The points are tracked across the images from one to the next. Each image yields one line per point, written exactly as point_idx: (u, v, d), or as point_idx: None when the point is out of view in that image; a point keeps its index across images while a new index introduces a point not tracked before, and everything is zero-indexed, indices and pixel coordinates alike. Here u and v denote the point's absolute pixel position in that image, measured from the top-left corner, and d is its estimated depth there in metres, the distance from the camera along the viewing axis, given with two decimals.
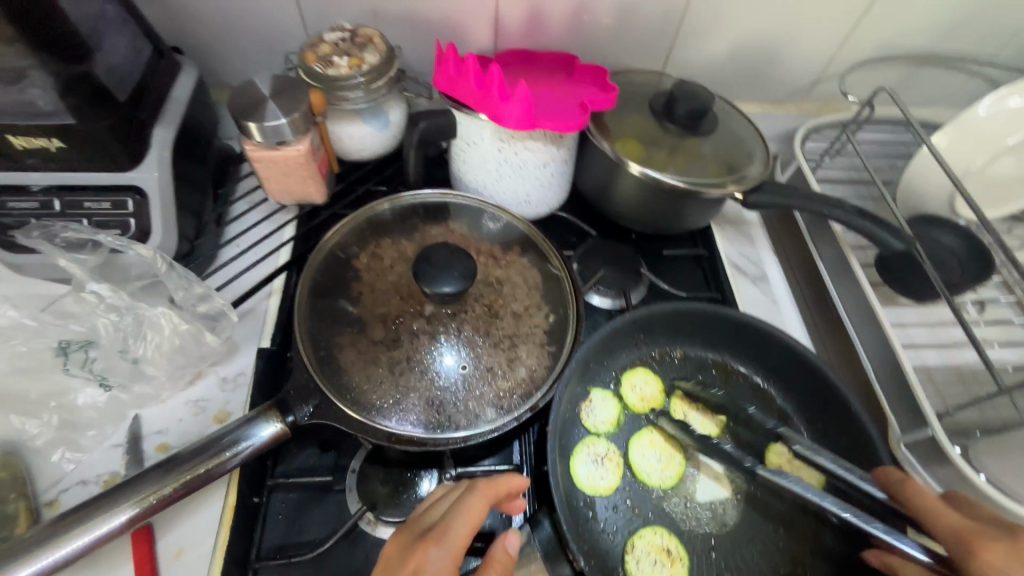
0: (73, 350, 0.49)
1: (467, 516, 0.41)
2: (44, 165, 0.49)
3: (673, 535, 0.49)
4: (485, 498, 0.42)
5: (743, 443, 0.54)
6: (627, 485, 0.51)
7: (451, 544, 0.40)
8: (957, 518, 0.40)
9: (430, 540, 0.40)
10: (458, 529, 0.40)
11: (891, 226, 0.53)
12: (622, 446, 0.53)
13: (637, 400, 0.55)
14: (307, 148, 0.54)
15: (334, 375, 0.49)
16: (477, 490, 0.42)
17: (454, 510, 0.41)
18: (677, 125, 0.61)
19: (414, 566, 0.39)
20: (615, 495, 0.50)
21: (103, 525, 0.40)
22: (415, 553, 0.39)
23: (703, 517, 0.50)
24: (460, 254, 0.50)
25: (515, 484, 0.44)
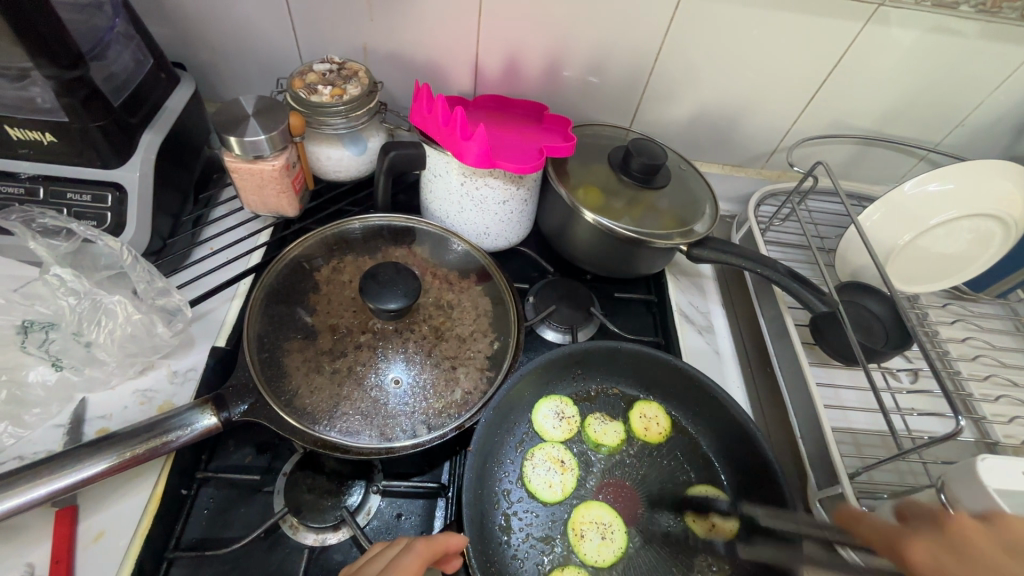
0: (34, 329, 0.52)
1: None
2: (36, 157, 0.53)
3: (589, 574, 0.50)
4: (421, 559, 0.42)
5: (667, 477, 0.57)
6: (540, 511, 0.53)
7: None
8: (885, 522, 0.42)
9: None
10: None
11: (815, 288, 0.57)
12: (542, 474, 0.55)
13: (602, 433, 0.59)
14: (282, 164, 0.58)
15: (274, 377, 0.52)
16: (413, 551, 0.42)
17: (386, 572, 0.40)
18: (632, 178, 0.65)
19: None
20: (529, 523, 0.52)
21: (27, 496, 0.42)
22: None
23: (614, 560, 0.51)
24: (406, 274, 0.54)
25: (451, 546, 0.43)
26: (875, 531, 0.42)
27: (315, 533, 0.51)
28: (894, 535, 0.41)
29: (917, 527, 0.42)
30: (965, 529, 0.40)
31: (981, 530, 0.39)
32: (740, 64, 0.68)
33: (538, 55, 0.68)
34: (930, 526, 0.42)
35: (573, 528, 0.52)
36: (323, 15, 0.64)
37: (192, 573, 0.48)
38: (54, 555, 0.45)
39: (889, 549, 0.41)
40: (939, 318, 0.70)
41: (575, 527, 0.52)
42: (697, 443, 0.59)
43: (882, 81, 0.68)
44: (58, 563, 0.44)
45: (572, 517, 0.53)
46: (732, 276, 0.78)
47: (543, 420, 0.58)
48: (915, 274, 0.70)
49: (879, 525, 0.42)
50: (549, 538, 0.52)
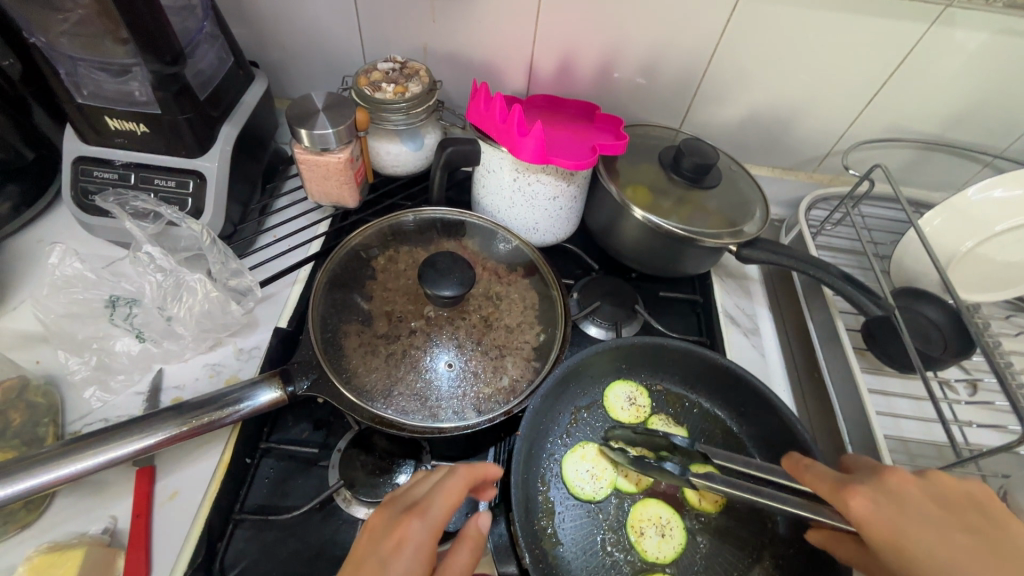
0: (120, 304, 0.57)
1: (446, 497, 0.41)
2: (129, 145, 0.58)
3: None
4: (465, 481, 0.42)
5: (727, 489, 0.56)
6: (586, 509, 0.53)
7: (434, 520, 0.40)
8: (833, 474, 0.43)
9: (414, 514, 0.40)
10: (439, 506, 0.40)
11: (870, 292, 0.56)
12: (592, 477, 0.55)
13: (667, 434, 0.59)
14: (346, 157, 0.61)
15: (335, 356, 0.55)
16: (456, 474, 0.43)
17: (434, 492, 0.41)
18: (683, 177, 0.66)
19: (397, 535, 0.39)
20: (576, 518, 0.52)
21: (115, 451, 0.46)
22: (398, 527, 0.39)
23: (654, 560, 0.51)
24: (462, 264, 0.55)
25: (491, 471, 0.44)
26: (823, 481, 0.43)
27: (367, 507, 0.54)
28: (840, 484, 0.42)
29: (858, 477, 0.42)
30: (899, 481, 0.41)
31: (914, 482, 0.41)
32: (795, 65, 0.67)
33: (591, 56, 0.69)
34: (870, 476, 0.42)
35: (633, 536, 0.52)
36: (387, 17, 0.67)
37: (255, 536, 0.51)
38: (135, 510, 0.49)
39: (833, 497, 0.42)
40: (1001, 330, 0.67)
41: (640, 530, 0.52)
42: (741, 444, 0.59)
43: (946, 83, 0.67)
44: (139, 517, 0.48)
45: (632, 516, 0.53)
46: (779, 280, 0.77)
47: (589, 414, 0.59)
48: (974, 281, 0.67)
49: (825, 477, 0.43)
50: (596, 529, 0.52)
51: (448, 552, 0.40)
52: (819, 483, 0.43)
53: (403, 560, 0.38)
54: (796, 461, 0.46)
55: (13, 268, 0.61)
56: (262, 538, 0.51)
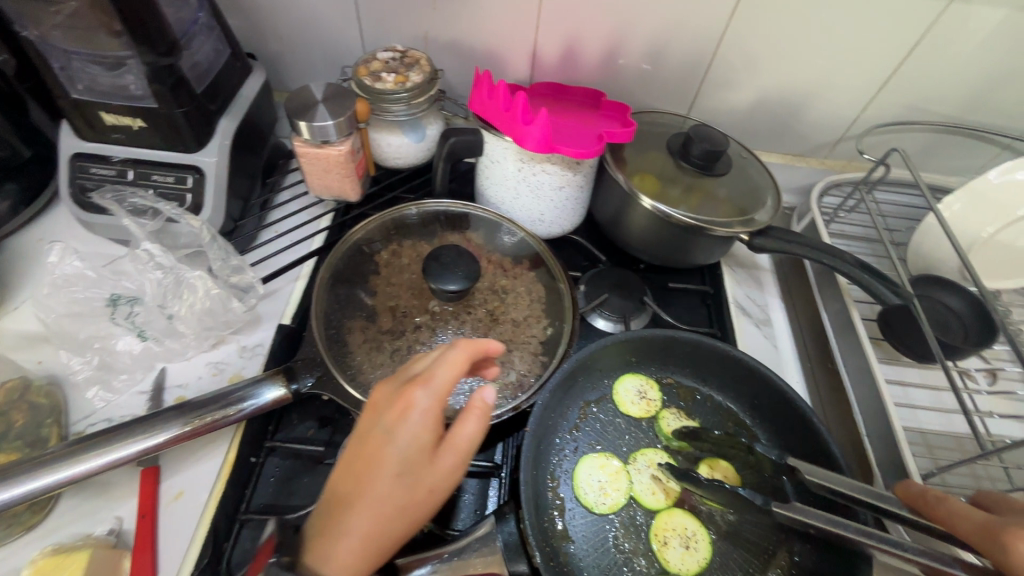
0: (121, 302, 0.57)
1: (450, 368, 0.41)
2: (126, 141, 0.57)
3: None
4: (465, 355, 0.42)
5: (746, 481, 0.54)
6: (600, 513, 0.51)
7: (438, 389, 0.40)
8: (981, 515, 0.38)
9: (416, 385, 0.40)
10: (443, 376, 0.40)
11: (888, 280, 0.54)
12: (605, 480, 0.52)
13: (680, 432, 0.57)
14: (347, 149, 0.60)
15: (339, 353, 0.54)
16: (457, 347, 0.42)
17: (436, 365, 0.41)
18: (692, 165, 0.64)
19: (403, 403, 0.40)
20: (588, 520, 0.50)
21: (118, 452, 0.45)
22: (403, 396, 0.40)
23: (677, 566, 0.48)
24: (467, 257, 0.54)
25: (492, 346, 0.44)
26: (969, 520, 0.38)
27: None
28: (993, 524, 0.37)
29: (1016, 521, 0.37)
30: None
31: None
32: (808, 47, 0.65)
33: (596, 41, 0.67)
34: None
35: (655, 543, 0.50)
36: (386, 5, 0.66)
37: (261, 536, 0.51)
38: (140, 511, 0.48)
39: (986, 538, 0.37)
40: None
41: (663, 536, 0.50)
42: (755, 436, 0.57)
43: (966, 63, 0.64)
44: (144, 518, 0.48)
45: (655, 524, 0.51)
46: (791, 270, 0.76)
47: (598, 408, 0.58)
48: (998, 268, 0.65)
49: (973, 516, 0.38)
50: (609, 528, 0.50)
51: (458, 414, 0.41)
52: (965, 523, 0.38)
53: (409, 422, 0.39)
54: (920, 492, 0.43)
55: (12, 268, 0.60)
56: (269, 538, 0.51)
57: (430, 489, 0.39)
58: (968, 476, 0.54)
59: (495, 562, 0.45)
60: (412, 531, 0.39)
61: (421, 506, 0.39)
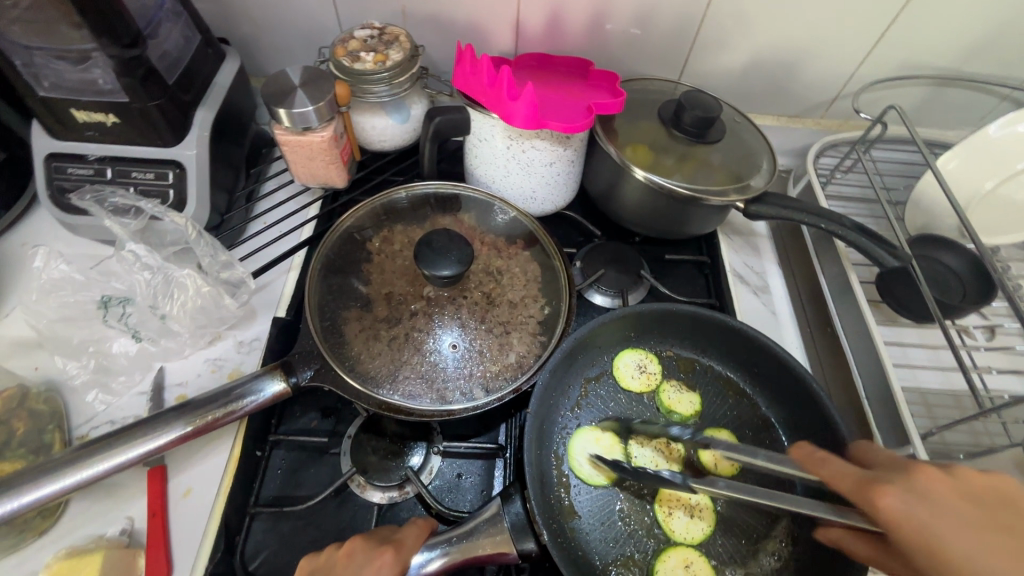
0: (112, 304, 0.56)
1: (416, 538, 0.45)
2: (102, 138, 0.56)
3: (660, 552, 0.48)
4: (424, 524, 0.46)
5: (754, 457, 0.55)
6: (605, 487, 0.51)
7: (408, 556, 0.43)
8: (857, 470, 0.38)
9: (391, 549, 0.43)
10: (414, 542, 0.44)
11: (885, 242, 0.54)
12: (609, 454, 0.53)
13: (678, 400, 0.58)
14: (330, 135, 0.58)
15: (337, 344, 0.54)
16: (416, 522, 0.47)
17: (403, 536, 0.45)
18: (685, 133, 0.63)
19: (379, 561, 0.42)
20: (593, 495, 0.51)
21: (121, 457, 0.45)
22: (377, 557, 0.42)
23: (682, 537, 0.49)
24: (459, 241, 0.53)
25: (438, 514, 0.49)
26: (845, 475, 0.37)
27: (382, 491, 0.54)
28: (868, 480, 0.36)
29: (886, 474, 0.37)
30: (930, 479, 0.35)
31: (947, 479, 0.35)
32: (800, 3, 0.63)
33: (581, 7, 0.65)
34: (900, 474, 0.36)
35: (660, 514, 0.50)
36: None
37: (272, 527, 0.51)
38: (150, 510, 0.48)
39: (857, 495, 0.36)
40: None
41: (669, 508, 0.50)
42: (756, 405, 0.58)
43: (964, 12, 0.62)
44: (155, 516, 0.48)
45: (660, 495, 0.51)
46: (788, 234, 0.75)
47: (600, 385, 0.58)
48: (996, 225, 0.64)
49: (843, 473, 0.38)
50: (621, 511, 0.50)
51: (399, 529, 0.46)
52: (843, 483, 0.37)
53: (395, 557, 0.42)
54: (808, 451, 0.41)
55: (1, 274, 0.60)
56: (279, 529, 0.51)
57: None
58: (965, 433, 0.55)
59: (505, 543, 0.45)
60: None
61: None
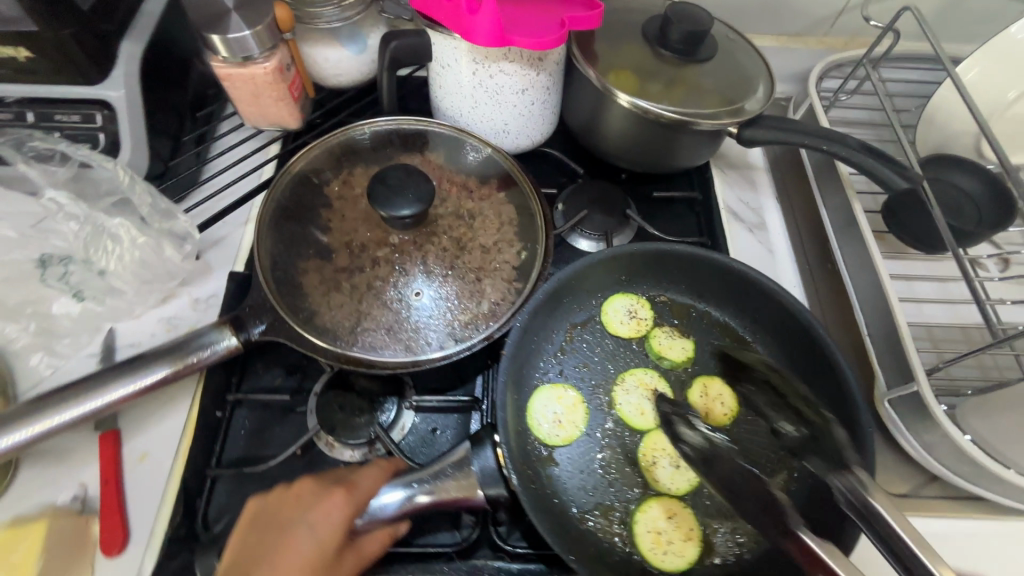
0: (51, 264, 0.51)
1: (375, 478, 0.42)
2: (18, 77, 0.50)
3: (642, 502, 0.45)
4: (387, 466, 0.43)
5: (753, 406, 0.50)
6: (584, 436, 0.48)
7: (360, 497, 0.40)
8: None
9: (342, 488, 0.40)
10: (370, 483, 0.41)
11: (896, 163, 0.48)
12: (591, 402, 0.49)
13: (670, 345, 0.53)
14: (274, 66, 0.52)
15: (293, 296, 0.50)
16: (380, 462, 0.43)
17: (359, 474, 0.42)
18: (672, 52, 0.56)
19: (325, 503, 0.39)
20: (571, 445, 0.47)
21: (59, 418, 0.42)
22: (324, 499, 0.39)
23: (665, 486, 0.45)
24: (417, 176, 0.47)
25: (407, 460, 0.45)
26: None
27: (352, 450, 0.51)
28: None
29: None
30: None
31: None
32: None
33: None
34: None
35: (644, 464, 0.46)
36: None
37: (234, 490, 0.49)
38: (104, 476, 0.46)
39: None
40: None
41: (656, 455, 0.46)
42: (753, 350, 0.53)
43: None
44: (108, 483, 0.45)
45: (643, 443, 0.47)
46: (787, 167, 0.69)
47: (583, 331, 0.53)
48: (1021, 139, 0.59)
49: None
50: (604, 464, 0.47)
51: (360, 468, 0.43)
52: None
53: (343, 500, 0.39)
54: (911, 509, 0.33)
55: None
56: (243, 492, 0.49)
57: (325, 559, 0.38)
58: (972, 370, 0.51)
59: (471, 486, 0.41)
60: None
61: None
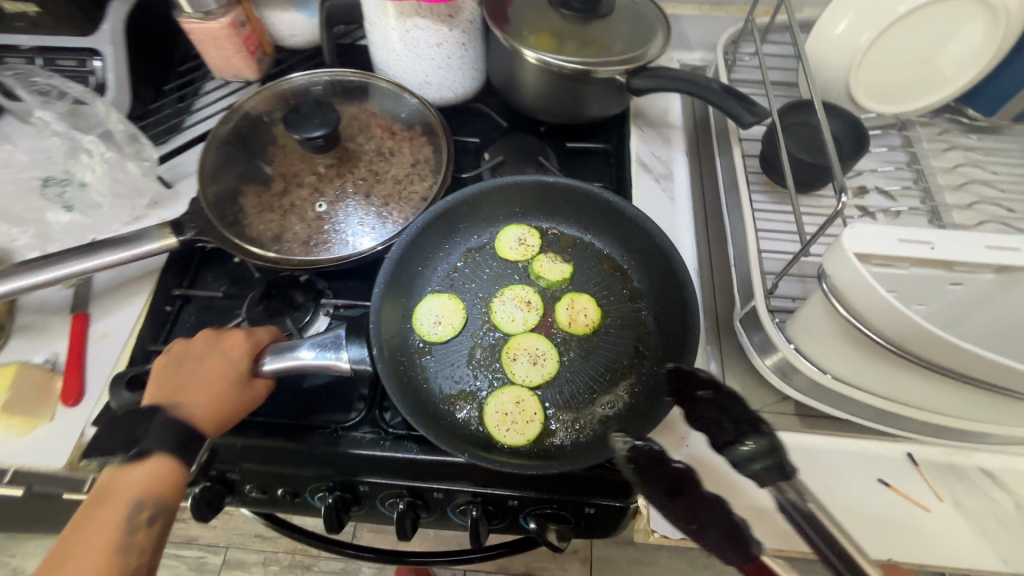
0: (53, 183, 0.64)
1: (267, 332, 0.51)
2: (32, 30, 0.63)
3: (496, 389, 0.52)
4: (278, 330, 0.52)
5: (618, 322, 0.55)
6: (459, 335, 0.55)
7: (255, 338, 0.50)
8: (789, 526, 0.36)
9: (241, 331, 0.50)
10: (265, 332, 0.51)
11: (747, 100, 0.54)
12: (470, 309, 0.57)
13: (549, 269, 0.59)
14: (229, 22, 0.62)
15: (230, 210, 0.59)
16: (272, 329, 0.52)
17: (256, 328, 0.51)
18: (573, 11, 0.62)
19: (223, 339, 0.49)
20: (446, 341, 0.54)
21: (22, 283, 0.51)
22: (224, 335, 0.49)
23: (519, 378, 0.52)
24: (326, 107, 0.57)
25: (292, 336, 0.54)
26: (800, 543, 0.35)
27: None
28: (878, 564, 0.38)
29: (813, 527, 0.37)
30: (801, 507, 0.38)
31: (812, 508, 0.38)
32: None
33: None
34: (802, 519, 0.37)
35: (505, 361, 0.54)
36: None
37: None
38: (70, 346, 0.57)
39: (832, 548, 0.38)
40: (932, 148, 0.62)
41: (517, 354, 0.54)
42: (627, 275, 0.58)
43: None
44: (73, 352, 0.56)
45: (508, 344, 0.55)
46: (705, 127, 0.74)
47: (476, 253, 0.60)
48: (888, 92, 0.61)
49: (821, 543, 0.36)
50: (472, 358, 0.54)
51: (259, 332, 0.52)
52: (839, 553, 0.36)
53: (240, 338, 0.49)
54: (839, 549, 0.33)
55: None
56: None
57: (237, 375, 0.47)
58: None
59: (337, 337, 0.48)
60: (228, 393, 0.46)
61: (228, 393, 0.46)
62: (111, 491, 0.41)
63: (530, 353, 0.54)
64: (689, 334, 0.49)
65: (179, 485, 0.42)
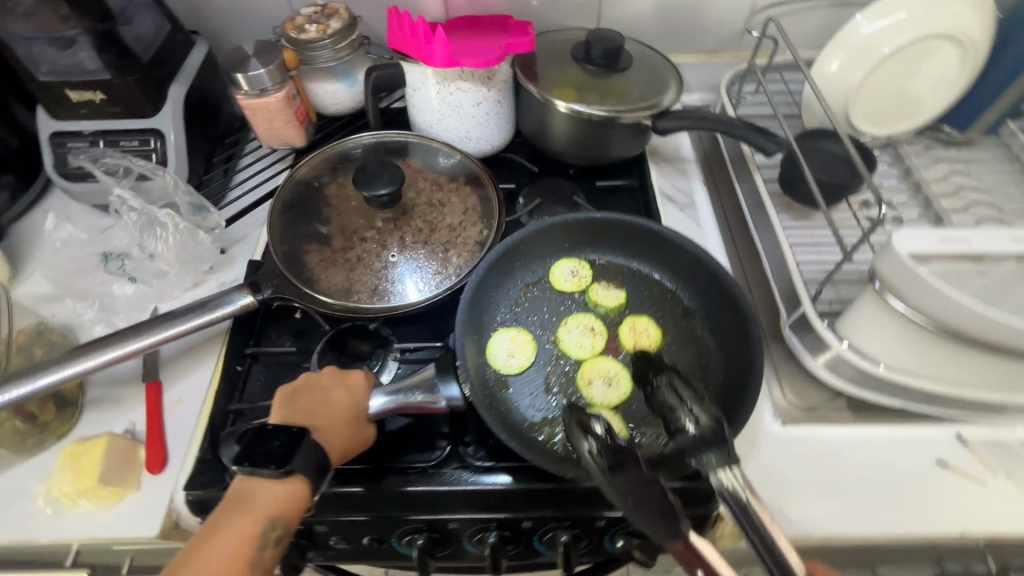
0: (113, 257, 0.66)
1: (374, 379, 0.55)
2: (94, 116, 0.66)
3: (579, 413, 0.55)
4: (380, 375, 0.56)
5: (677, 338, 0.60)
6: (533, 366, 0.58)
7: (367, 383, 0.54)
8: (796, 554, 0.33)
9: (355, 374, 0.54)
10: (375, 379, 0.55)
11: (767, 133, 0.62)
12: (540, 341, 0.61)
13: (604, 298, 0.64)
14: (283, 95, 0.67)
15: (299, 267, 0.62)
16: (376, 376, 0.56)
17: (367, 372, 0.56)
18: (597, 65, 0.70)
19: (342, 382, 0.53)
20: (523, 373, 0.58)
21: (110, 353, 0.52)
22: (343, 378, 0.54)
23: (599, 400, 0.55)
24: (391, 165, 0.62)
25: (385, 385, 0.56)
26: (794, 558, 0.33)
27: None
28: None
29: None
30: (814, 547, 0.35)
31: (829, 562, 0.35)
32: None
33: None
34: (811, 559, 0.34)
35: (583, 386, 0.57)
36: None
37: None
38: (148, 415, 0.57)
39: None
40: (920, 162, 0.70)
41: (592, 378, 0.57)
42: (678, 295, 0.63)
43: None
44: (153, 420, 0.57)
45: (581, 368, 0.58)
46: (715, 158, 0.81)
47: (534, 288, 0.65)
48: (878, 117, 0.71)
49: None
50: (548, 387, 0.57)
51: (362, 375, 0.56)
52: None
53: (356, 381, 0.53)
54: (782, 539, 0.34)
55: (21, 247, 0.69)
56: None
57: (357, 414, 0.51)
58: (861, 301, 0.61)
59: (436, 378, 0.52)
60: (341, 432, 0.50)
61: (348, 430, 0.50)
62: (248, 496, 0.45)
63: (603, 375, 0.57)
64: (750, 336, 0.54)
65: (303, 509, 0.46)
